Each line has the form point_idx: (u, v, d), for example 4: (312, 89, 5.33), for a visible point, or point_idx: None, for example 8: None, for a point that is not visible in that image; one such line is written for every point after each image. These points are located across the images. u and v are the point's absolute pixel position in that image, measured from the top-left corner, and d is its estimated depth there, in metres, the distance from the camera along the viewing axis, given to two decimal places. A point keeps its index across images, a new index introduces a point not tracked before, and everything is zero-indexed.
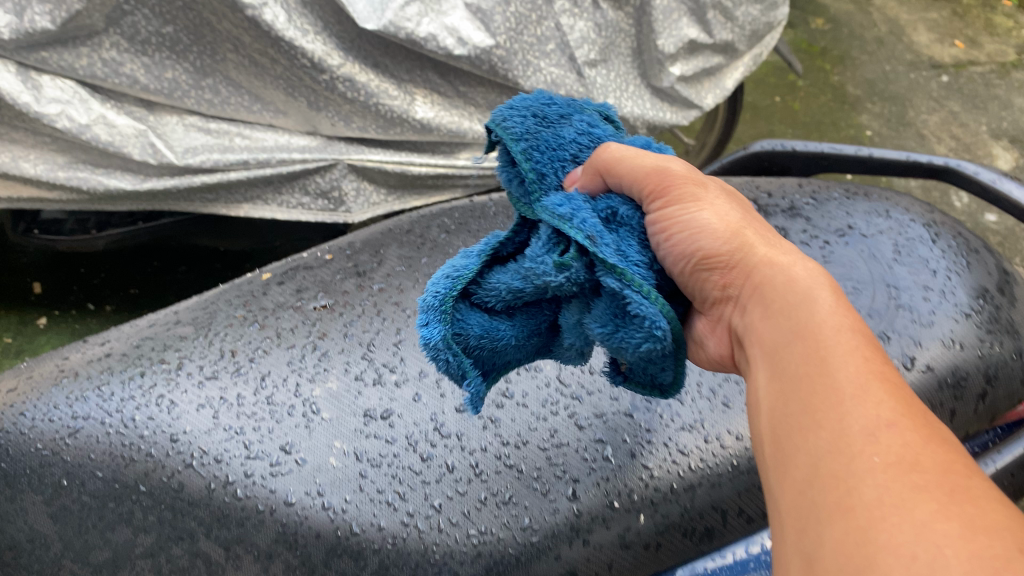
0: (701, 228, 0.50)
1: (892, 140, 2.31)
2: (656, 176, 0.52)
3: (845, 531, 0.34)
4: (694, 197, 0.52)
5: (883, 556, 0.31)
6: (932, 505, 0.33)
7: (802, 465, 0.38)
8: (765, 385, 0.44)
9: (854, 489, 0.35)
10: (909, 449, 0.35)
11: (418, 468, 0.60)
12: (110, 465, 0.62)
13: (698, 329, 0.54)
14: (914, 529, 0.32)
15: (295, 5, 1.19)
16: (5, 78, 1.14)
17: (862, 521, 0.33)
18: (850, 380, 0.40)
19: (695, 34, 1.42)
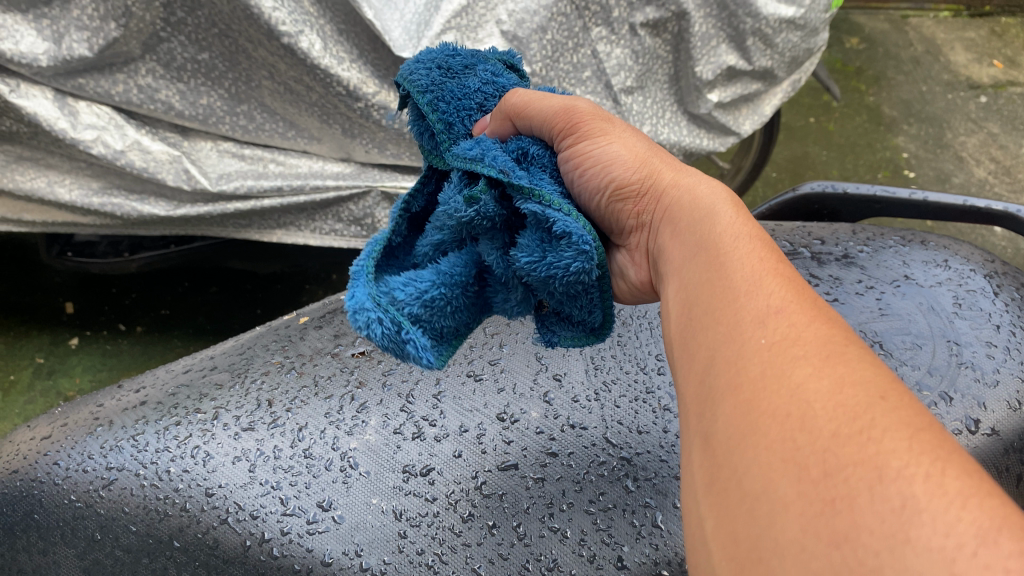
0: (612, 161, 0.61)
1: (929, 162, 2.26)
2: (563, 115, 0.63)
3: (734, 405, 0.38)
4: (600, 134, 0.63)
5: (765, 418, 0.35)
6: (808, 368, 0.36)
7: (703, 354, 0.42)
8: (677, 293, 0.49)
9: (741, 366, 0.39)
10: (792, 326, 0.40)
11: (458, 529, 0.58)
12: (144, 520, 0.61)
13: (619, 261, 0.64)
14: (791, 391, 0.36)
15: (331, 32, 1.19)
16: (43, 104, 1.14)
17: (748, 393, 0.37)
18: (746, 275, 0.44)
19: (734, 61, 1.36)
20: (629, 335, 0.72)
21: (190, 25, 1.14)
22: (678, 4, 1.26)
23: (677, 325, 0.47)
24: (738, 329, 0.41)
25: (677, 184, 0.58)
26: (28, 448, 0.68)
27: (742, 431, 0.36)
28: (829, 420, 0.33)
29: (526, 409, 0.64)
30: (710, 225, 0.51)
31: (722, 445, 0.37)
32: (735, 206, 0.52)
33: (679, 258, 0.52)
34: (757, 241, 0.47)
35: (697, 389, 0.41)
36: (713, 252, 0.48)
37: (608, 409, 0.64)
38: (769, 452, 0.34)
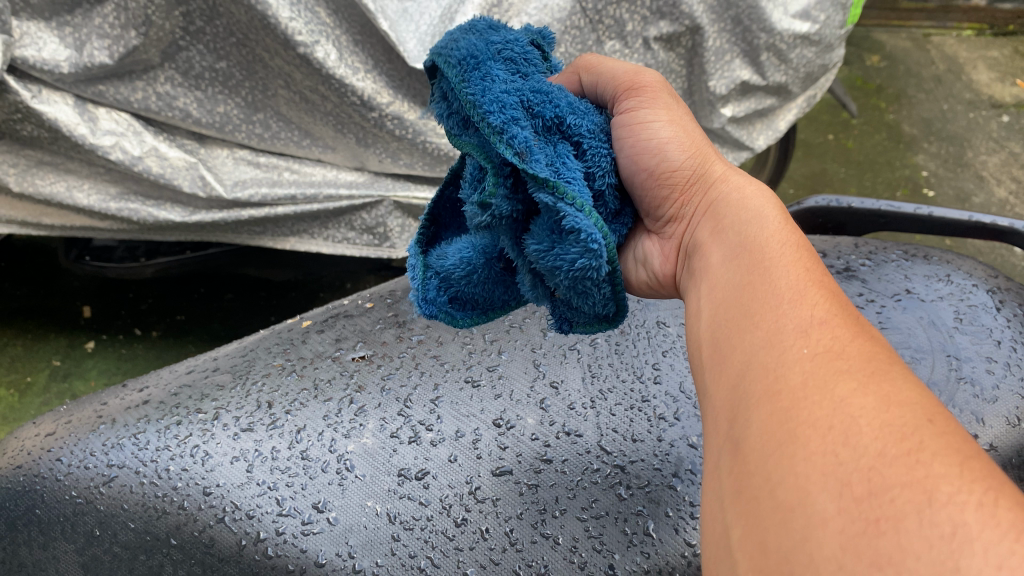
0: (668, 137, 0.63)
1: (949, 181, 2.25)
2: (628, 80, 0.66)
3: (770, 414, 0.38)
4: (663, 111, 0.65)
5: (804, 428, 0.36)
6: (852, 384, 0.37)
7: (738, 362, 0.43)
8: (712, 299, 0.50)
9: (781, 376, 0.39)
10: (835, 340, 0.40)
11: (451, 533, 0.58)
12: (142, 516, 0.61)
13: (647, 248, 0.67)
14: (833, 404, 0.36)
15: (347, 43, 1.20)
16: (63, 110, 1.16)
17: (786, 401, 0.38)
18: (788, 289, 0.45)
19: (747, 76, 1.37)
20: (627, 344, 0.72)
21: (209, 34, 1.15)
22: (692, 18, 1.26)
23: (713, 328, 0.48)
24: (781, 342, 0.41)
25: (727, 180, 0.62)
26: (33, 445, 0.70)
27: (781, 442, 0.36)
28: (875, 437, 0.34)
29: (521, 415, 0.65)
30: (753, 236, 0.52)
31: (759, 457, 0.37)
32: (784, 220, 0.53)
33: (716, 266, 0.53)
34: (800, 257, 0.48)
35: (731, 400, 0.42)
36: (756, 261, 0.49)
37: (604, 417, 0.64)
38: (810, 465, 0.34)
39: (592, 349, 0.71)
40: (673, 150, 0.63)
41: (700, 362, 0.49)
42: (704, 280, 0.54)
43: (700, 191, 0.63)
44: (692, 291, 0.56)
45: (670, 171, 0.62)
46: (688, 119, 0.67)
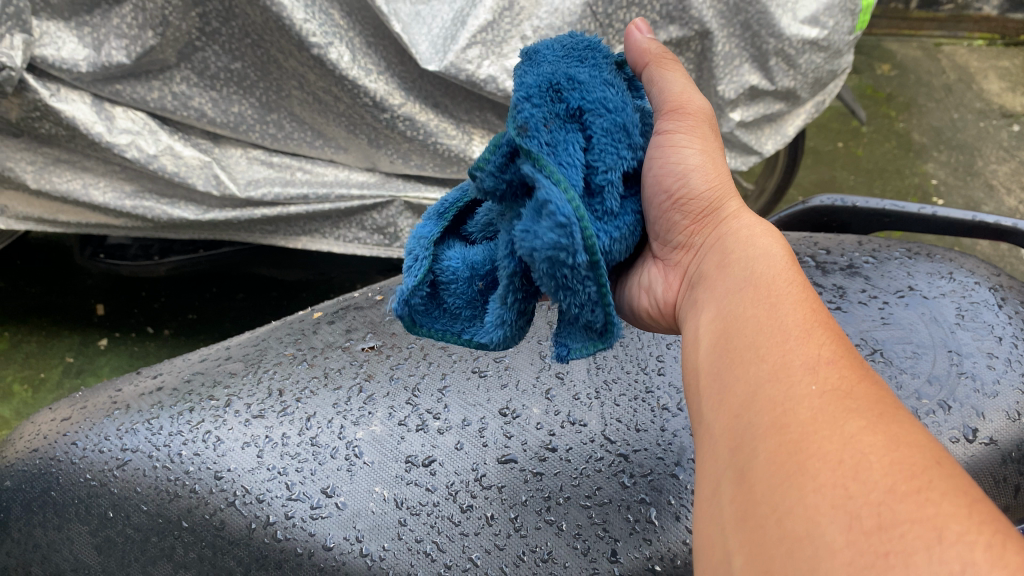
0: (691, 165, 0.63)
1: (959, 190, 2.25)
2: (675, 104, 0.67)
3: (777, 445, 0.39)
4: (696, 139, 0.65)
5: (813, 461, 0.37)
6: (861, 422, 0.38)
7: (741, 390, 0.44)
8: (713, 327, 0.51)
9: (789, 408, 0.40)
10: (842, 378, 0.41)
11: (457, 518, 0.59)
12: (155, 499, 0.63)
13: (651, 276, 0.67)
14: (843, 439, 0.37)
15: (360, 45, 1.22)
16: (81, 109, 1.18)
17: (795, 434, 0.38)
18: (796, 323, 0.46)
19: (756, 81, 1.38)
20: (631, 337, 0.73)
21: (224, 35, 1.17)
22: (702, 23, 1.27)
23: (713, 356, 0.48)
24: (787, 374, 0.42)
25: (738, 216, 0.61)
26: (49, 429, 0.71)
27: (788, 472, 0.37)
28: (886, 475, 0.35)
29: (527, 404, 0.66)
30: (760, 269, 0.53)
31: (766, 486, 0.38)
32: (789, 253, 0.54)
33: (720, 292, 0.54)
34: (803, 289, 0.49)
35: (733, 426, 0.42)
36: (763, 293, 0.50)
37: (608, 407, 0.65)
38: (819, 497, 0.35)
39: None
40: (697, 177, 0.63)
41: (697, 388, 0.49)
42: (706, 308, 0.54)
43: (712, 224, 0.62)
44: (691, 316, 0.56)
45: (688, 197, 0.63)
46: (720, 153, 0.67)
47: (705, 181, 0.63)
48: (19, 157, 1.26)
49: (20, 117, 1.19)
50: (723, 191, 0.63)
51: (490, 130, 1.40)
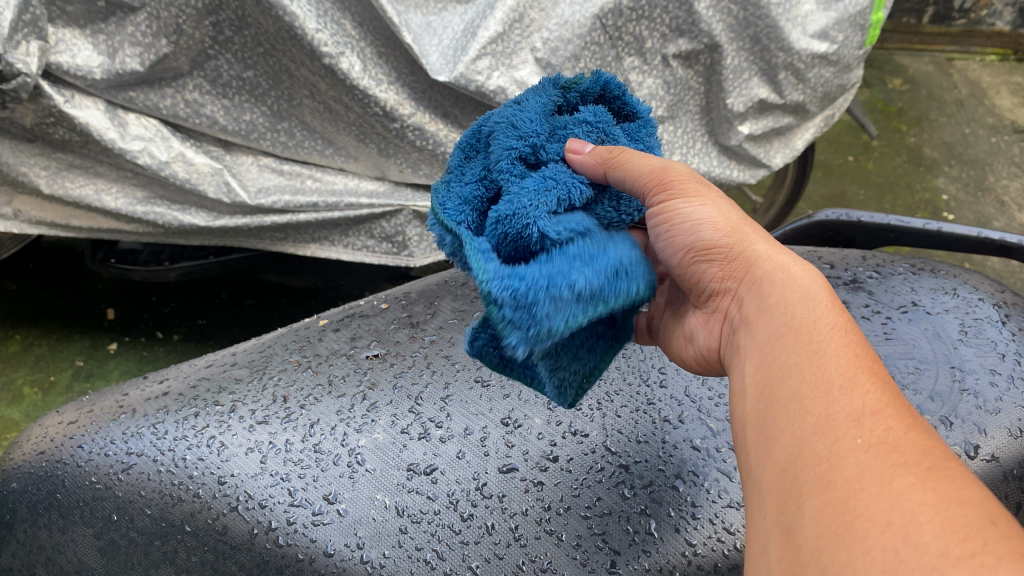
0: (702, 222, 0.62)
1: (969, 205, 2.24)
2: (657, 175, 0.61)
3: (824, 502, 0.40)
4: (695, 193, 0.63)
5: (861, 522, 0.37)
6: (909, 477, 0.38)
7: (787, 446, 0.44)
8: (755, 377, 0.51)
9: (837, 465, 0.41)
10: (889, 431, 0.41)
11: (458, 527, 0.59)
12: (159, 503, 0.63)
13: (692, 325, 0.66)
14: (891, 497, 0.37)
15: (371, 56, 1.23)
16: (94, 115, 1.19)
17: (843, 492, 0.39)
18: (840, 374, 0.46)
19: (765, 94, 1.38)
20: (634, 351, 0.73)
21: (237, 44, 1.19)
22: (711, 36, 1.28)
23: (759, 408, 0.49)
24: (833, 430, 0.42)
25: (770, 258, 0.59)
26: (55, 432, 0.72)
27: (838, 533, 0.38)
28: (937, 536, 0.35)
29: (529, 414, 0.66)
30: (801, 316, 0.52)
31: (816, 545, 0.38)
32: (831, 294, 0.53)
33: (762, 339, 0.53)
34: (851, 338, 0.49)
35: (782, 486, 0.43)
36: (807, 343, 0.49)
37: (610, 419, 0.66)
38: (870, 560, 0.36)
39: None
40: (707, 230, 0.62)
41: (743, 440, 0.50)
42: (750, 358, 0.54)
43: (741, 267, 0.60)
44: (736, 365, 0.56)
45: (706, 250, 0.62)
46: (724, 202, 0.64)
47: (718, 231, 0.61)
48: (32, 162, 1.27)
49: (34, 123, 1.21)
50: (741, 233, 0.61)
51: None
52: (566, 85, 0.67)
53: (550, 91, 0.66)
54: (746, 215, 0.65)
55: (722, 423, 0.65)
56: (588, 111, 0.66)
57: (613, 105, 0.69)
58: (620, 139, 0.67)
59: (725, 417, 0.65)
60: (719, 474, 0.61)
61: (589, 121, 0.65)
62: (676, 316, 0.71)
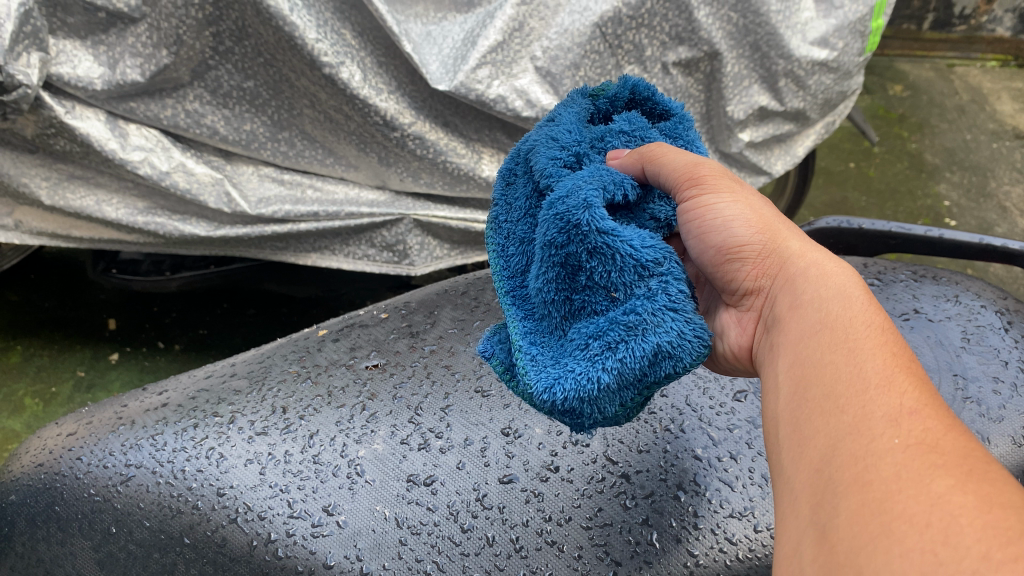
0: (735, 218, 0.60)
1: (971, 211, 2.23)
2: (691, 170, 0.60)
3: (860, 504, 0.36)
4: (726, 188, 0.61)
5: (899, 525, 0.34)
6: (949, 480, 0.35)
7: (820, 445, 0.41)
8: (787, 375, 0.48)
9: (873, 465, 0.37)
10: (929, 432, 0.38)
11: (458, 538, 0.59)
12: (157, 515, 0.63)
13: (724, 322, 0.64)
14: (929, 500, 0.34)
15: (371, 65, 1.23)
16: (95, 126, 1.20)
17: (879, 494, 0.36)
18: (876, 371, 0.42)
19: (766, 102, 1.38)
20: None
21: (237, 54, 1.19)
22: (711, 44, 1.28)
23: (792, 405, 0.46)
24: (869, 429, 0.39)
25: (804, 255, 0.56)
26: (54, 444, 0.72)
27: (873, 535, 0.35)
28: (978, 539, 0.32)
29: (529, 424, 0.66)
30: (832, 311, 0.49)
31: (849, 549, 0.35)
32: (866, 290, 0.50)
33: (793, 336, 0.50)
34: (886, 335, 0.46)
35: (816, 485, 0.40)
36: (840, 338, 0.46)
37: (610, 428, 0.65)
38: (908, 565, 0.33)
39: None
40: (739, 227, 0.60)
41: (774, 439, 0.46)
42: (783, 356, 0.51)
43: (775, 265, 0.57)
44: (767, 363, 0.53)
45: (737, 248, 0.60)
46: (759, 201, 0.63)
47: (751, 228, 0.60)
48: (33, 173, 1.27)
49: (35, 134, 1.21)
50: (774, 230, 0.59)
51: (500, 149, 1.41)
52: (595, 94, 0.68)
53: (580, 102, 0.68)
54: (779, 211, 0.63)
55: (723, 432, 0.64)
56: (623, 119, 0.67)
57: (644, 106, 0.70)
58: (657, 139, 0.66)
59: (725, 426, 0.65)
60: (720, 484, 0.60)
61: (626, 129, 0.65)
62: (712, 317, 0.68)
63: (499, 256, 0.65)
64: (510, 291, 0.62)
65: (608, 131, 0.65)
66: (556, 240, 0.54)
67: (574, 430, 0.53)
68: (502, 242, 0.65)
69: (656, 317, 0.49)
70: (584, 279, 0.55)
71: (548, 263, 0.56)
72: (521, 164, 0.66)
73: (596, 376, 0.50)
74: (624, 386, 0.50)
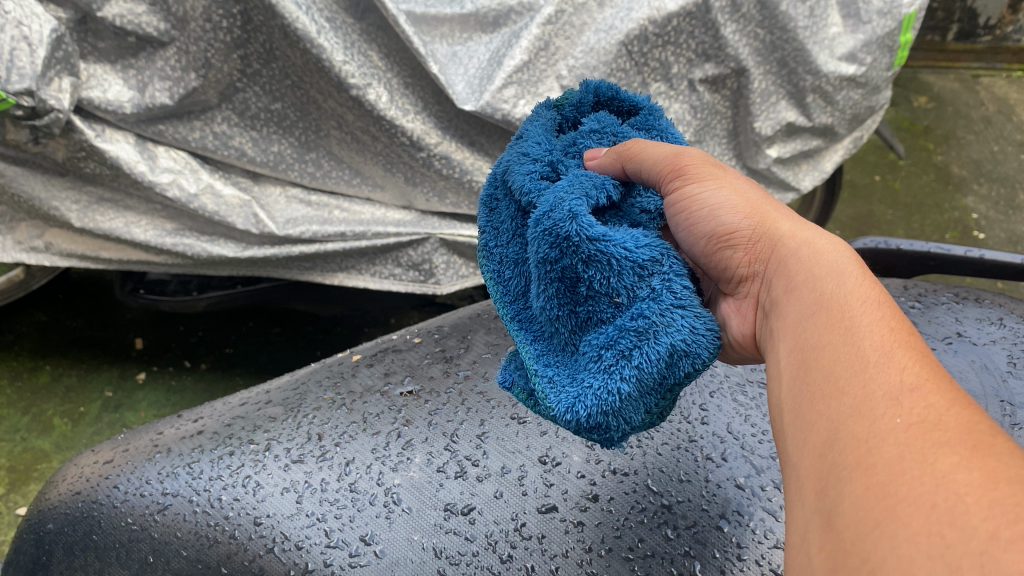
0: (721, 206, 0.59)
1: (1000, 223, 2.21)
2: (671, 162, 0.60)
3: (863, 487, 0.35)
4: (709, 176, 0.61)
5: (903, 508, 0.33)
6: (954, 457, 0.33)
7: (821, 427, 0.40)
8: (787, 358, 0.47)
9: (874, 446, 0.36)
10: (931, 408, 0.36)
11: (497, 569, 0.57)
12: (195, 545, 0.63)
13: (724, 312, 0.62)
14: (934, 480, 0.33)
15: (397, 85, 1.24)
16: (124, 149, 1.21)
17: (882, 477, 0.34)
18: (873, 347, 0.41)
19: (794, 117, 1.37)
20: None
21: (265, 76, 1.19)
22: (738, 61, 1.27)
23: (792, 388, 0.44)
24: (869, 409, 0.38)
25: (794, 235, 0.55)
26: (91, 472, 0.72)
27: (878, 520, 0.33)
28: (985, 516, 0.30)
29: (568, 452, 0.65)
30: (828, 288, 0.47)
31: (854, 535, 0.34)
32: (860, 264, 0.49)
33: (791, 316, 0.49)
34: (883, 308, 0.44)
35: (819, 469, 0.38)
36: (837, 315, 0.45)
37: (651, 456, 0.64)
38: (914, 549, 0.31)
39: None
40: (726, 214, 0.59)
41: (778, 425, 0.45)
42: (779, 338, 0.49)
43: (766, 248, 0.56)
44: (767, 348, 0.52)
45: (728, 236, 0.59)
46: (747, 185, 0.62)
47: (738, 214, 0.59)
48: (63, 196, 1.29)
49: (65, 157, 1.23)
50: (762, 213, 0.58)
51: None
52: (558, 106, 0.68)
53: (544, 113, 0.67)
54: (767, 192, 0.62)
55: (766, 460, 0.63)
56: (593, 118, 0.66)
57: (611, 107, 0.69)
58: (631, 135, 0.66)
59: (768, 454, 0.63)
60: (764, 514, 0.59)
61: (597, 129, 0.65)
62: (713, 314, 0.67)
63: (495, 282, 0.64)
64: (514, 315, 0.61)
65: (580, 135, 0.65)
66: (550, 255, 0.54)
67: (604, 446, 0.52)
68: (496, 268, 0.65)
69: (665, 318, 0.49)
70: (584, 290, 0.54)
71: (546, 279, 0.55)
72: (500, 186, 0.65)
73: (616, 388, 0.49)
74: (646, 392, 0.49)
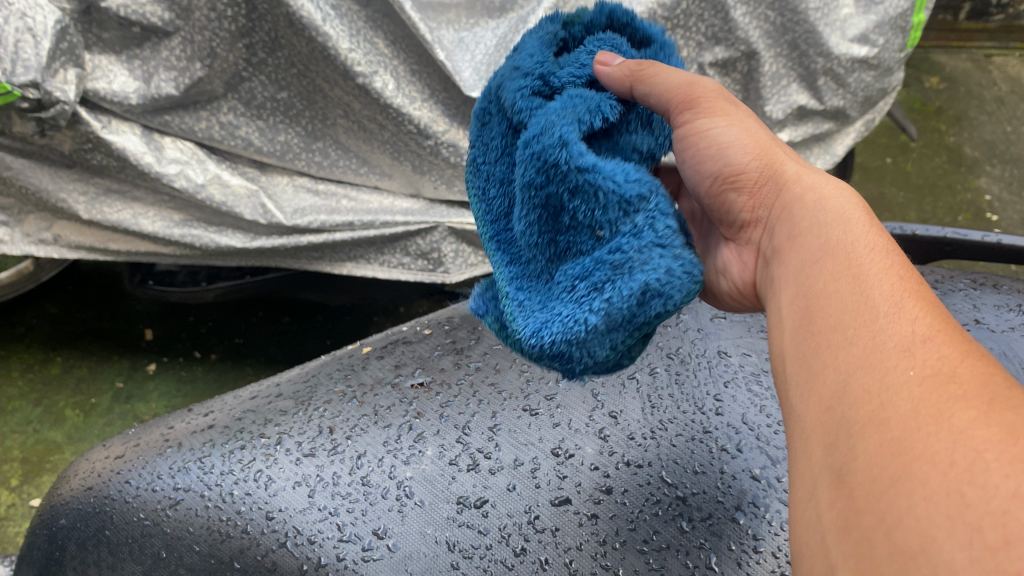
0: (731, 144, 0.60)
1: (1013, 205, 2.19)
2: (685, 89, 0.58)
3: (877, 443, 0.34)
4: (721, 112, 0.61)
5: (918, 465, 0.32)
6: (971, 412, 0.32)
7: (830, 380, 0.39)
8: (793, 311, 0.46)
9: (887, 401, 0.35)
10: (944, 361, 0.35)
11: (510, 562, 0.57)
12: (207, 540, 0.63)
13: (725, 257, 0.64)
14: (951, 434, 0.32)
15: (404, 73, 1.23)
16: (131, 140, 1.20)
17: (895, 433, 0.33)
18: (882, 298, 0.40)
19: (805, 100, 1.36)
20: (686, 373, 0.67)
21: (271, 66, 1.19)
22: (748, 43, 1.26)
23: (798, 340, 0.43)
24: (881, 361, 0.37)
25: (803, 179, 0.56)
26: (102, 467, 0.71)
27: (893, 478, 0.32)
28: (1005, 473, 0.29)
29: (580, 444, 0.64)
30: (836, 240, 0.47)
31: (868, 493, 0.33)
32: (867, 213, 0.48)
33: (798, 269, 0.48)
34: (892, 260, 0.43)
35: (828, 424, 0.37)
36: (845, 264, 0.44)
37: (665, 447, 0.63)
38: (931, 507, 0.30)
39: (651, 379, 0.68)
40: (738, 154, 0.60)
41: (784, 377, 0.44)
42: (786, 286, 0.49)
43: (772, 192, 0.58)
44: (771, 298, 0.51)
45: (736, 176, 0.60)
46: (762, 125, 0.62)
47: (748, 155, 0.59)
48: (71, 188, 1.29)
49: (72, 149, 1.23)
50: (774, 155, 0.59)
51: None
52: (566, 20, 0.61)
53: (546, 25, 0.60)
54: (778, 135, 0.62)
55: (782, 451, 0.62)
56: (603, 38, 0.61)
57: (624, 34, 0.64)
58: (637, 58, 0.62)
59: (784, 445, 0.62)
60: (780, 505, 0.58)
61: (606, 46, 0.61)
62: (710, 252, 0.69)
63: (480, 198, 0.63)
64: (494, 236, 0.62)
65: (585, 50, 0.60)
66: (535, 179, 0.54)
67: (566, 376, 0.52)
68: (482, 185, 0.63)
69: (643, 253, 0.48)
70: (567, 219, 0.54)
71: (529, 204, 0.55)
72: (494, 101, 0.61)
73: (583, 318, 0.49)
74: (612, 328, 0.48)
